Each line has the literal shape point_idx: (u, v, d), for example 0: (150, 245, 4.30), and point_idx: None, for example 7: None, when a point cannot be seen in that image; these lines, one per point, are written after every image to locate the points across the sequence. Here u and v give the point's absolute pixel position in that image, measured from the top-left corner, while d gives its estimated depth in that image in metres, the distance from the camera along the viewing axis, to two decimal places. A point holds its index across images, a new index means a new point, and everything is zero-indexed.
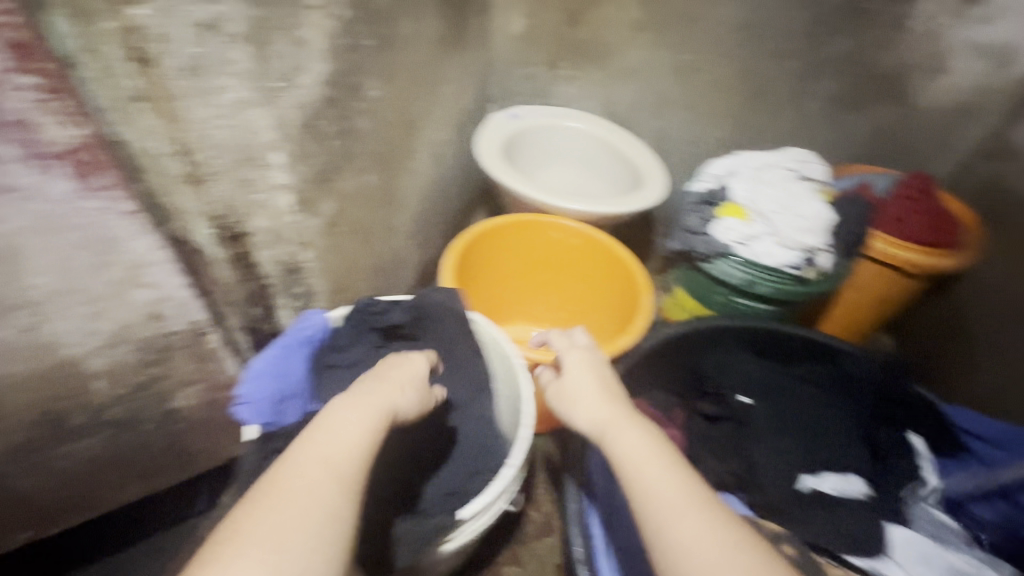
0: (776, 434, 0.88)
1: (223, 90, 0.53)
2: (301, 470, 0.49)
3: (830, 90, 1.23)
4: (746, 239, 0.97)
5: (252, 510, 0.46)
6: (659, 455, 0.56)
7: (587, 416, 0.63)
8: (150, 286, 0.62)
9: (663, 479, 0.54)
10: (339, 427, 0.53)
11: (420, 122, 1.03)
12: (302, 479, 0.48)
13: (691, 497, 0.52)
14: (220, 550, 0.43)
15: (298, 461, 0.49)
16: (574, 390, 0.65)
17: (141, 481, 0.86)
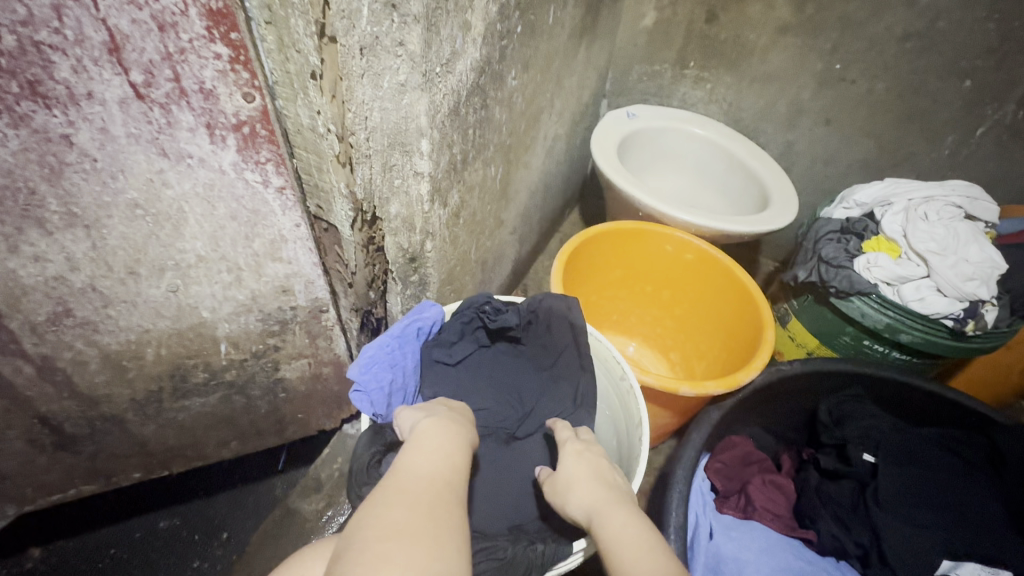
0: (909, 505, 0.76)
1: (388, 72, 0.51)
2: (434, 471, 0.44)
3: (1012, 117, 1.05)
4: (895, 279, 0.86)
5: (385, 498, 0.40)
6: (643, 543, 0.45)
7: (580, 503, 0.52)
8: (285, 261, 0.63)
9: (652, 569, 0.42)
10: (448, 436, 0.50)
11: (543, 115, 0.99)
12: (440, 478, 0.44)
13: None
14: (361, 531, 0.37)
15: (425, 461, 0.45)
16: (563, 475, 0.56)
17: (241, 440, 0.89)
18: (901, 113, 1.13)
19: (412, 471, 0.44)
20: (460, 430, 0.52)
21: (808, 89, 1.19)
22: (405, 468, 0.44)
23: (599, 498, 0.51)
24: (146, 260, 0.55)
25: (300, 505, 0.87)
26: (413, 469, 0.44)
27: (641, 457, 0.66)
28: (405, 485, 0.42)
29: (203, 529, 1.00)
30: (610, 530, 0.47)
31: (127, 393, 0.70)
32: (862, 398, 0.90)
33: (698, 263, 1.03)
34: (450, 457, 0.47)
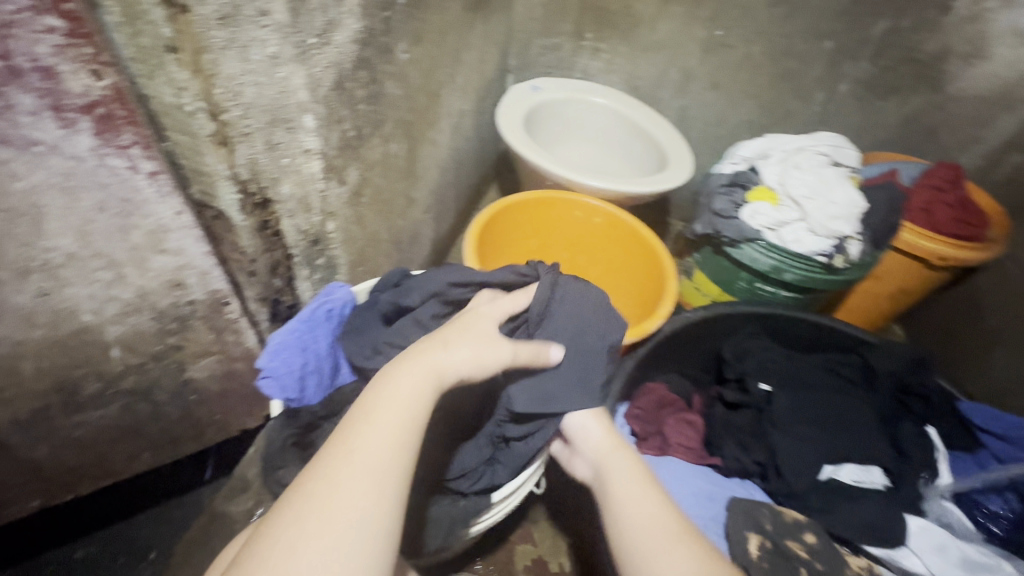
0: (799, 426, 0.85)
1: (257, 44, 0.49)
2: (332, 497, 0.40)
3: (866, 73, 1.17)
4: (775, 224, 0.95)
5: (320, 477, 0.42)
6: (635, 488, 0.58)
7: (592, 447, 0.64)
8: (172, 253, 0.59)
9: (639, 512, 0.55)
10: (368, 438, 0.44)
11: (444, 90, 0.99)
12: (354, 509, 0.40)
13: (658, 521, 0.54)
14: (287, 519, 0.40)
15: (331, 487, 0.41)
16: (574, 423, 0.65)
17: (153, 452, 0.84)
18: (776, 74, 1.23)
19: (306, 502, 0.40)
20: (387, 418, 0.46)
21: (696, 56, 1.26)
22: (303, 492, 0.41)
23: (606, 448, 0.62)
24: (3, 264, 0.50)
25: (226, 507, 0.84)
26: (312, 496, 0.41)
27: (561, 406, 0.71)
28: (292, 519, 0.39)
29: (126, 551, 0.94)
30: (611, 478, 0.60)
31: (7, 414, 0.64)
32: (757, 334, 1.00)
33: (607, 226, 1.08)
34: (363, 470, 0.42)
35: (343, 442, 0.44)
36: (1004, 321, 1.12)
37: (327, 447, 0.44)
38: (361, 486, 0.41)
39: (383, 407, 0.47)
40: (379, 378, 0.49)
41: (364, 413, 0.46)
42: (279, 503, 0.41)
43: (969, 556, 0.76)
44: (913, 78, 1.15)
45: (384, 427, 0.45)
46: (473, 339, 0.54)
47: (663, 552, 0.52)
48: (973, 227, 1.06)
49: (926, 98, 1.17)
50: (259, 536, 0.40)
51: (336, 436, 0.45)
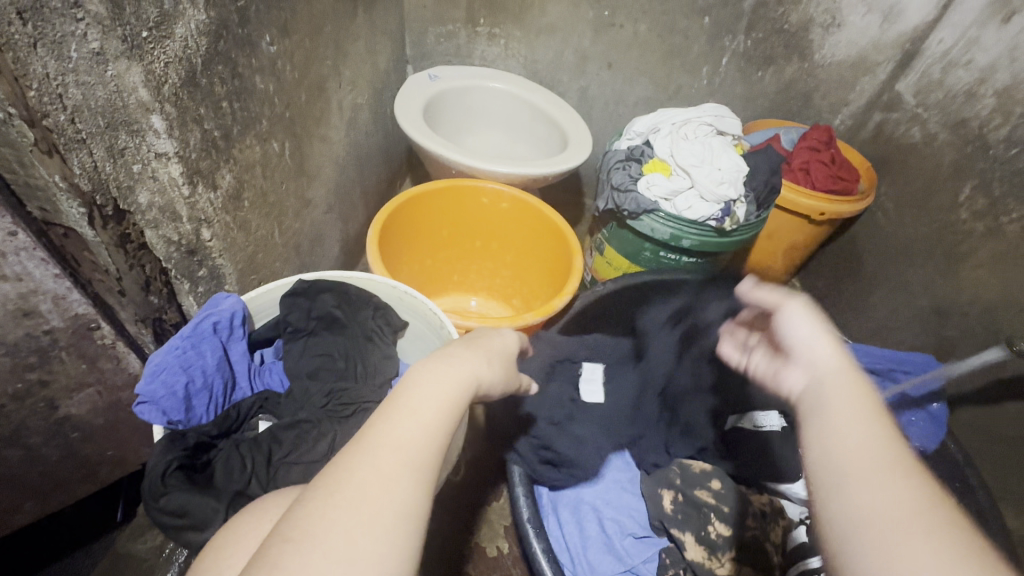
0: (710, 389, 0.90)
1: (73, 38, 0.45)
2: (378, 488, 0.37)
3: (743, 46, 1.25)
4: (669, 194, 1.00)
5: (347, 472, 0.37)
6: (876, 422, 0.39)
7: (805, 351, 0.46)
8: (12, 279, 0.53)
9: (870, 452, 0.37)
10: (412, 428, 0.40)
11: (330, 84, 0.95)
12: (384, 509, 0.36)
13: (896, 474, 0.36)
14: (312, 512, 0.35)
15: (371, 478, 0.37)
16: (785, 323, 0.49)
17: (38, 500, 0.76)
18: (664, 51, 1.28)
19: (348, 489, 0.36)
20: (435, 413, 0.42)
21: (588, 37, 1.29)
22: (343, 476, 0.37)
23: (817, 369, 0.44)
24: None
25: (132, 547, 0.79)
26: (358, 485, 0.37)
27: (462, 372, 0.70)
28: (331, 502, 0.36)
29: None
30: (836, 397, 0.41)
31: None
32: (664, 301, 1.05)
33: (515, 211, 1.08)
34: (408, 462, 0.38)
35: (386, 430, 0.40)
36: (879, 264, 1.23)
37: (366, 431, 0.40)
38: (408, 482, 0.38)
39: (429, 394, 0.42)
40: (422, 366, 0.45)
41: (406, 399, 0.42)
42: (312, 487, 0.37)
43: None
44: (784, 48, 1.23)
45: (434, 419, 0.41)
46: (502, 356, 0.53)
47: (895, 510, 0.34)
48: (844, 182, 1.16)
49: (798, 66, 1.26)
50: (290, 515, 0.36)
51: (377, 420, 0.41)
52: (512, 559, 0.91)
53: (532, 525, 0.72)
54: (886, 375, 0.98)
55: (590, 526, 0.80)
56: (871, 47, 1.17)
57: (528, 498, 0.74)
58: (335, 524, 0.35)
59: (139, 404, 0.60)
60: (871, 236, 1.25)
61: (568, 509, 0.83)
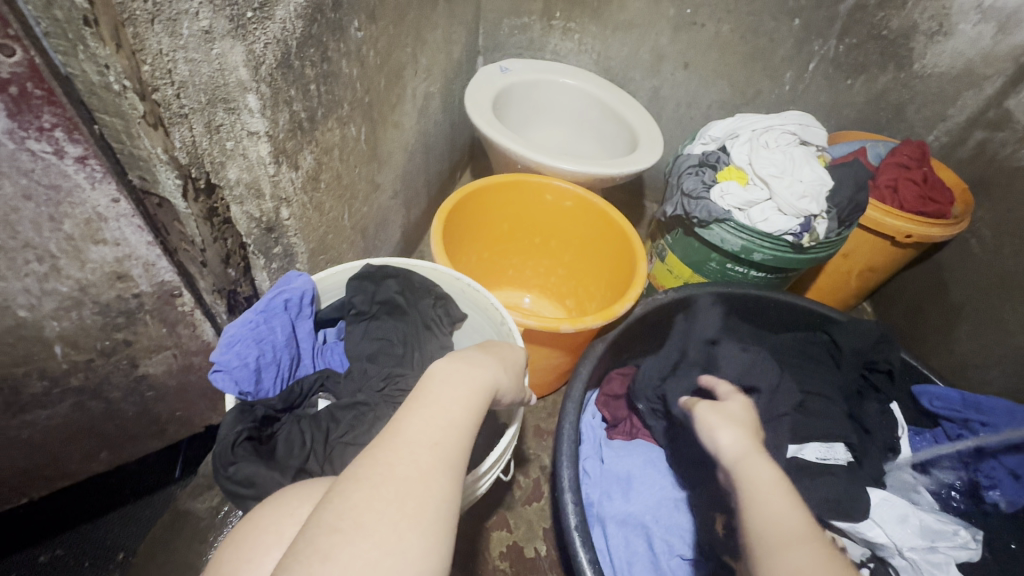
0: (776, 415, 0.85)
1: (186, 16, 0.46)
2: (420, 484, 0.38)
3: (835, 51, 1.17)
4: (744, 204, 0.95)
5: (380, 458, 0.39)
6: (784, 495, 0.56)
7: (728, 441, 0.65)
8: (111, 243, 0.56)
9: (778, 509, 0.54)
10: (440, 427, 0.42)
11: (407, 71, 0.96)
12: (419, 498, 0.37)
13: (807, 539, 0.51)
14: (351, 493, 0.36)
15: (402, 469, 0.38)
16: (704, 422, 0.69)
17: (113, 450, 0.81)
18: (746, 53, 1.22)
19: (394, 484, 0.37)
20: (462, 414, 0.44)
21: (667, 36, 1.24)
22: (385, 469, 0.38)
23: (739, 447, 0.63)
24: None
25: (192, 505, 0.82)
26: (388, 470, 0.38)
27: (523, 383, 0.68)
28: (375, 496, 0.36)
29: (95, 552, 0.90)
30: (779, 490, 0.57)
31: None
32: (728, 315, 1.00)
33: (578, 210, 1.06)
34: (442, 459, 0.40)
35: (420, 424, 0.42)
36: (967, 296, 1.14)
37: (399, 425, 0.42)
38: (444, 477, 0.39)
39: (451, 397, 0.45)
40: (443, 368, 0.48)
41: (432, 399, 0.44)
42: (351, 477, 0.37)
43: (929, 524, 0.79)
44: (879, 56, 1.15)
45: (458, 420, 0.43)
46: (511, 366, 0.57)
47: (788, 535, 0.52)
48: (937, 205, 1.08)
49: (893, 76, 1.17)
50: (330, 505, 0.36)
51: (409, 414, 0.43)
52: (550, 562, 0.89)
53: (579, 534, 0.70)
54: (961, 425, 0.90)
55: (636, 541, 0.78)
56: (981, 58, 1.08)
57: (577, 507, 0.72)
58: (372, 505, 0.35)
59: (213, 371, 0.63)
60: (960, 264, 1.15)
61: (616, 522, 0.80)
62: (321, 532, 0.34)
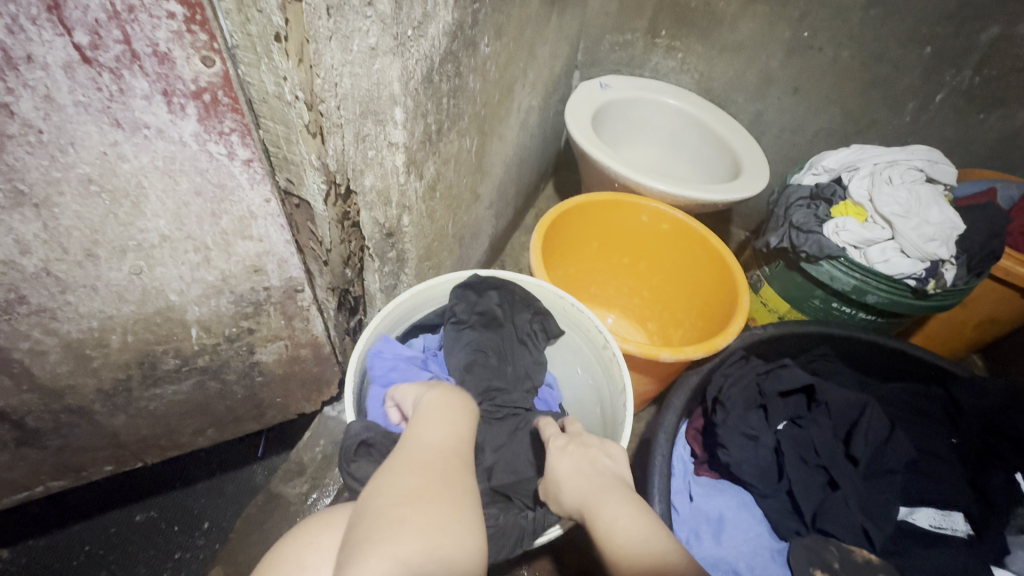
0: (886, 474, 0.78)
1: (359, 35, 0.49)
2: (455, 475, 0.50)
3: (968, 83, 1.08)
4: (862, 242, 0.90)
5: (414, 458, 0.50)
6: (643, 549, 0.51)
7: (571, 501, 0.59)
8: (256, 239, 0.60)
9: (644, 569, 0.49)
10: (454, 436, 0.54)
11: (518, 85, 0.97)
12: (455, 486, 0.49)
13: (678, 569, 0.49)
14: (405, 479, 0.47)
15: (437, 465, 0.50)
16: (548, 489, 0.62)
17: (217, 428, 0.86)
18: (865, 81, 1.15)
19: (436, 475, 0.48)
20: (465, 424, 0.57)
21: (779, 59, 1.20)
22: (419, 466, 0.49)
23: (586, 505, 0.57)
24: (104, 241, 0.51)
25: (283, 489, 0.87)
26: (425, 467, 0.49)
27: (627, 423, 0.68)
28: (427, 483, 0.47)
29: (184, 520, 0.96)
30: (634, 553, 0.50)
31: (93, 383, 0.66)
32: (829, 357, 0.94)
33: (675, 233, 1.04)
34: (461, 459, 0.52)
35: (438, 433, 0.54)
36: None
37: (420, 437, 0.53)
38: (467, 473, 0.51)
39: (453, 411, 0.58)
40: (438, 394, 0.60)
41: (438, 415, 0.57)
42: (394, 473, 0.48)
43: None
44: (1022, 90, 1.05)
45: (465, 432, 0.56)
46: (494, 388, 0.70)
47: None
48: None
49: None
50: (387, 492, 0.46)
51: (419, 423, 0.55)
52: None
53: None
54: None
55: None
56: None
57: None
58: (425, 490, 0.47)
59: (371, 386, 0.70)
60: None
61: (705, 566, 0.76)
62: (390, 508, 0.45)
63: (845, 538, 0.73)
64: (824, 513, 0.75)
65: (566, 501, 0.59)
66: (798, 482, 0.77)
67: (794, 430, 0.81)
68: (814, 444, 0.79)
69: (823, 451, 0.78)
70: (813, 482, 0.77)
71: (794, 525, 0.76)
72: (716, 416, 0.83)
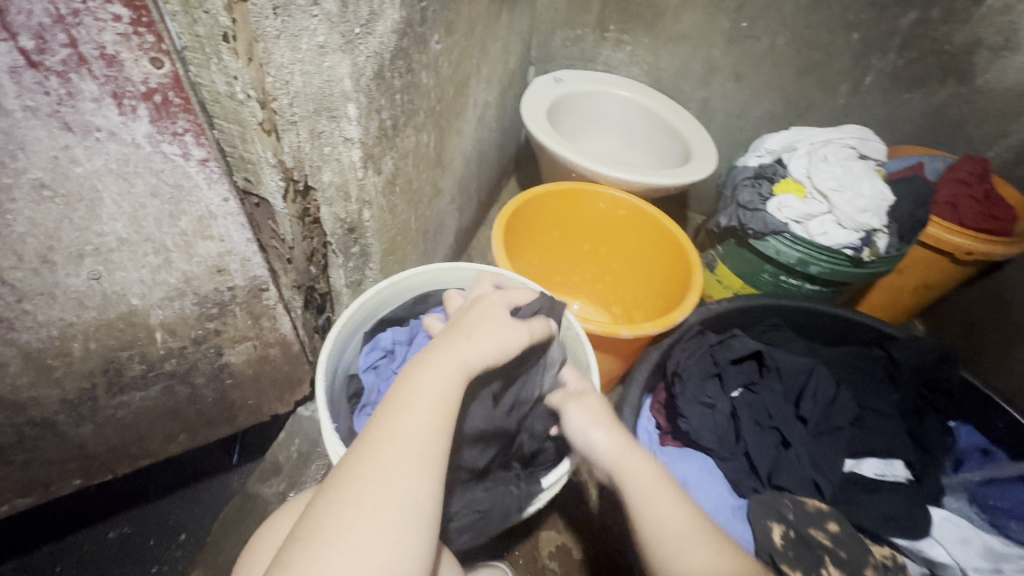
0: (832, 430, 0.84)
1: (306, 32, 0.50)
2: (392, 486, 0.45)
3: (893, 65, 1.16)
4: (802, 217, 0.96)
5: (356, 464, 0.46)
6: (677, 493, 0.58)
7: (604, 445, 0.61)
8: (217, 239, 0.61)
9: (678, 510, 0.57)
10: (411, 428, 0.48)
11: (472, 81, 0.99)
12: (389, 500, 0.44)
13: (700, 532, 0.56)
14: (336, 495, 0.45)
15: (374, 473, 0.45)
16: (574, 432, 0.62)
17: (188, 434, 0.86)
18: (800, 67, 1.22)
19: (367, 488, 0.45)
20: (427, 411, 0.50)
21: (721, 48, 1.25)
22: (351, 479, 0.45)
23: (621, 447, 0.60)
24: (60, 247, 0.52)
25: (260, 489, 0.87)
26: (360, 477, 0.45)
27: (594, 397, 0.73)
28: (352, 501, 0.44)
29: (160, 531, 0.95)
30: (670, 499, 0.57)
31: (56, 393, 0.65)
32: (780, 326, 1.00)
33: (631, 218, 1.08)
34: (410, 459, 0.47)
35: (389, 429, 0.48)
36: None
37: (372, 435, 0.48)
38: (413, 476, 0.46)
39: (420, 393, 0.51)
40: (413, 368, 0.53)
41: (402, 401, 0.50)
42: (331, 487, 0.46)
43: (993, 546, 0.77)
44: (941, 71, 1.14)
45: (426, 418, 0.49)
46: (493, 332, 0.57)
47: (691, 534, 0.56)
48: (999, 223, 1.06)
49: (953, 91, 1.15)
50: (318, 510, 0.45)
51: (382, 415, 0.50)
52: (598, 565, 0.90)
53: None
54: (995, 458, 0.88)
55: None
56: None
57: None
58: (350, 510, 0.44)
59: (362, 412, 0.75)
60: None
61: None
62: (317, 527, 0.43)
63: (796, 490, 0.79)
64: (776, 467, 0.81)
65: (599, 447, 0.61)
66: (753, 443, 0.82)
67: (748, 395, 0.86)
68: (768, 408, 0.85)
69: (777, 415, 0.84)
70: (766, 443, 0.82)
71: (751, 483, 0.81)
72: (675, 387, 0.88)
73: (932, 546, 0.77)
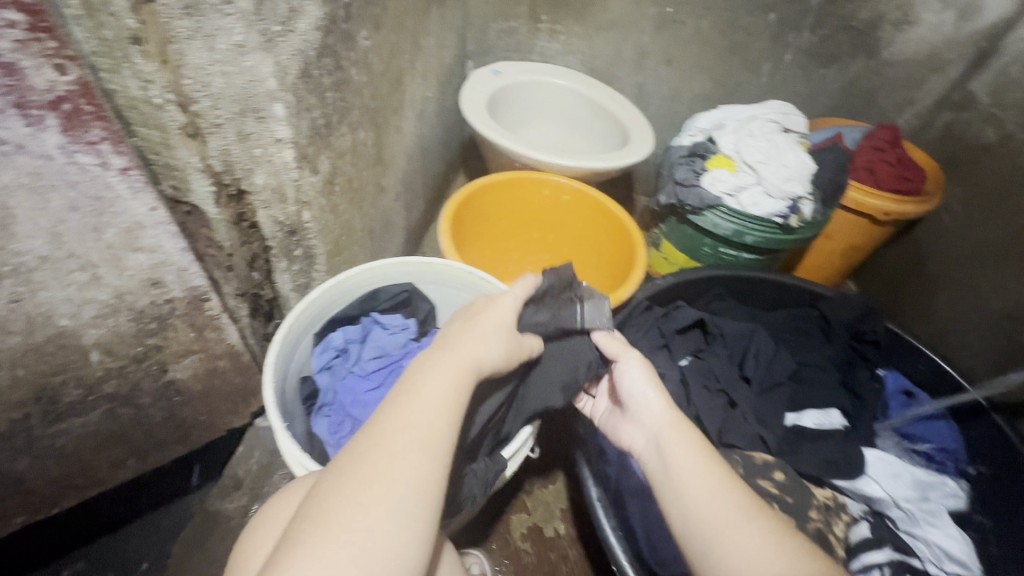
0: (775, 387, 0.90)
1: (222, 31, 0.50)
2: (399, 469, 0.44)
3: (808, 43, 1.23)
4: (734, 190, 1.01)
5: (364, 447, 0.46)
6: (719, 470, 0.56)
7: (651, 410, 0.63)
8: (147, 250, 0.59)
9: (718, 488, 0.53)
10: (421, 415, 0.48)
11: (407, 77, 0.99)
12: (396, 485, 0.44)
13: (747, 509, 0.52)
14: (344, 478, 0.44)
15: (382, 457, 0.45)
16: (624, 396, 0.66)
17: (139, 458, 0.83)
18: (724, 48, 1.28)
19: (373, 472, 0.44)
20: (436, 397, 0.50)
21: (650, 33, 1.30)
22: (359, 463, 0.45)
23: (666, 420, 0.62)
24: None
25: (221, 505, 0.85)
26: (368, 460, 0.45)
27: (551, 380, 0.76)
28: (360, 484, 0.43)
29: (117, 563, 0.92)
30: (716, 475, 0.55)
31: None
32: (723, 296, 1.05)
33: (576, 203, 1.11)
34: (419, 444, 0.46)
35: (398, 415, 0.48)
36: (948, 268, 1.20)
37: (379, 420, 0.48)
38: (423, 463, 0.45)
39: (432, 383, 0.51)
40: (423, 359, 0.54)
41: (414, 391, 0.50)
42: (337, 469, 0.45)
43: (919, 477, 0.84)
44: (851, 46, 1.22)
45: (435, 407, 0.49)
46: (498, 336, 0.58)
47: (738, 512, 0.51)
48: (912, 183, 1.14)
49: (863, 64, 1.24)
50: (322, 493, 0.44)
51: (390, 403, 0.50)
52: (569, 541, 0.93)
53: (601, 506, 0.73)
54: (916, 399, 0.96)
55: None
56: (943, 44, 1.17)
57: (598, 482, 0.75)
58: (358, 493, 0.43)
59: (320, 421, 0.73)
60: (939, 238, 1.22)
61: None
62: (321, 511, 0.43)
63: (745, 446, 0.83)
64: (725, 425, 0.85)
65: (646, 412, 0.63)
66: (703, 406, 0.86)
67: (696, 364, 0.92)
68: (715, 373, 0.90)
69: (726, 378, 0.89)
70: (715, 405, 0.87)
71: None
72: None
73: (868, 483, 0.83)
